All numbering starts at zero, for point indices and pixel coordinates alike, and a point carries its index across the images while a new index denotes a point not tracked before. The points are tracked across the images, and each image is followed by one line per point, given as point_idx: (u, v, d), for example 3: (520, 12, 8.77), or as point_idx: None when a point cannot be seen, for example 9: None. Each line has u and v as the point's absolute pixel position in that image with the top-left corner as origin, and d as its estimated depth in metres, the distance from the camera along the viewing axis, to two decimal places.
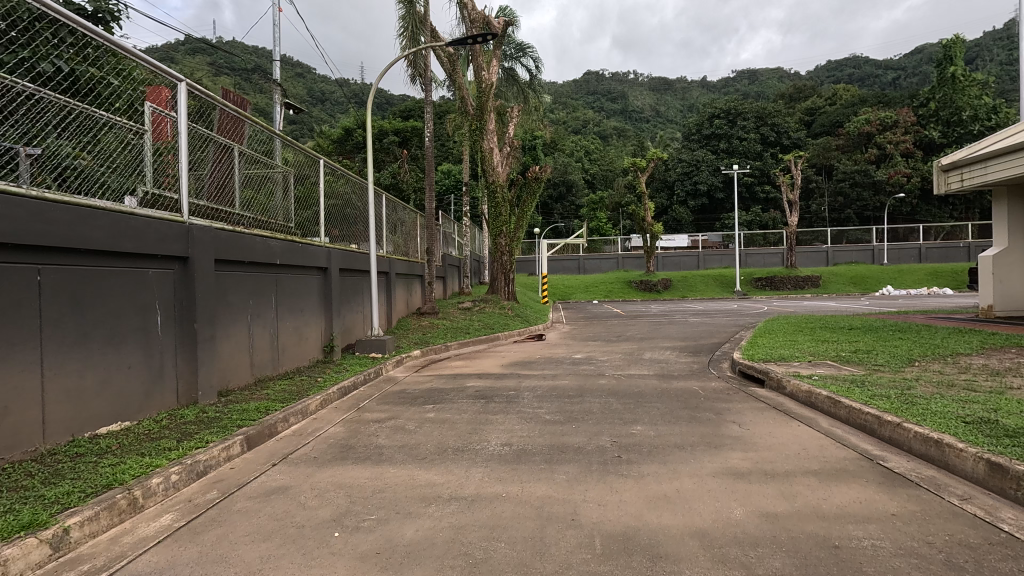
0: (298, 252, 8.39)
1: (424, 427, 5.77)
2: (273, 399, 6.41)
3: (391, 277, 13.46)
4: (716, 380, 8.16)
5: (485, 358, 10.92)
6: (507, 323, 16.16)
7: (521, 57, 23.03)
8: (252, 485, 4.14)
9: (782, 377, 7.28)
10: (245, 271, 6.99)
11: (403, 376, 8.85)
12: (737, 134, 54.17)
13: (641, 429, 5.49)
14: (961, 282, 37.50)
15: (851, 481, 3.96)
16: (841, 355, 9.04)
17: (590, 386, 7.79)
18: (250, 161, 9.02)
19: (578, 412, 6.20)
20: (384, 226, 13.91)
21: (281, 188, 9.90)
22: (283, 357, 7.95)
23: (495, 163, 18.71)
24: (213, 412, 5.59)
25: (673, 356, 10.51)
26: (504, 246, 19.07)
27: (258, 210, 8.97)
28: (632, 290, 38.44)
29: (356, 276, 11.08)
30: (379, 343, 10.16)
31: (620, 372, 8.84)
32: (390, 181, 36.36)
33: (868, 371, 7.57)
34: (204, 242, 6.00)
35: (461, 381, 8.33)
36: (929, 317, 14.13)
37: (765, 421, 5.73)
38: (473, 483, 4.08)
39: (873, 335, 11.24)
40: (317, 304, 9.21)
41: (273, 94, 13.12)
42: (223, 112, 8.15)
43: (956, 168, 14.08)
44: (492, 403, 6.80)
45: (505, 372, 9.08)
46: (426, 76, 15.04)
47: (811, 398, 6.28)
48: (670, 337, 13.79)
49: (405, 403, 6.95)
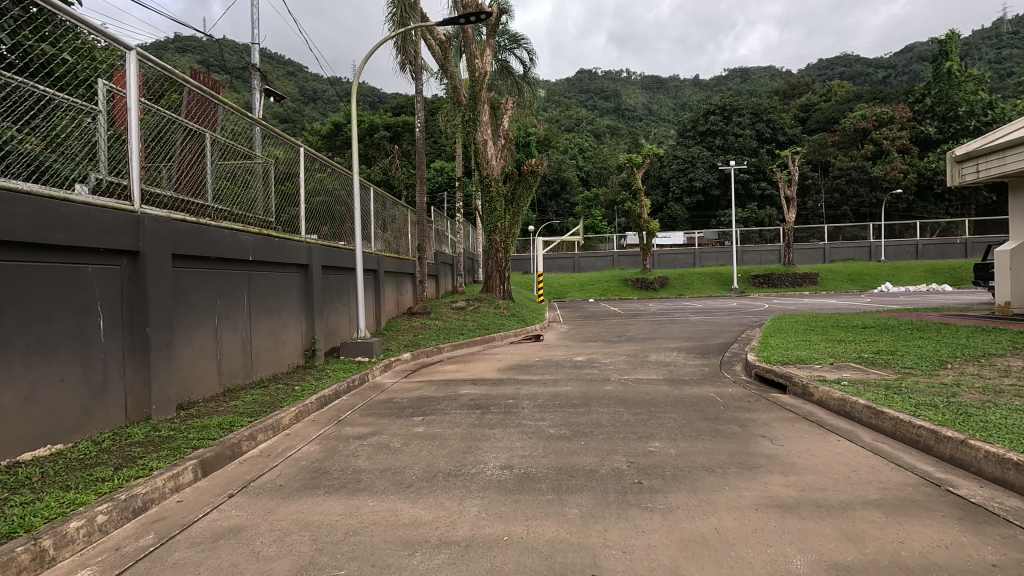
0: (275, 248, 7.67)
1: (411, 444, 5.05)
2: (241, 412, 5.65)
3: (381, 275, 12.72)
4: (732, 385, 7.49)
5: (480, 361, 10.20)
6: (502, 324, 15.42)
7: (515, 48, 22.31)
8: (199, 524, 3.42)
9: (806, 382, 6.63)
10: (210, 267, 6.23)
11: (390, 383, 8.11)
12: (733, 131, 53.63)
13: (660, 446, 4.78)
14: (960, 278, 37.10)
15: (924, 515, 3.29)
16: (864, 357, 8.38)
17: (595, 393, 7.08)
18: (225, 149, 8.21)
19: (586, 425, 5.51)
20: (372, 221, 13.13)
21: (261, 181, 9.11)
22: (258, 361, 7.24)
23: (489, 156, 17.97)
24: (167, 430, 4.85)
25: (680, 358, 9.83)
26: (499, 243, 18.30)
27: (234, 204, 8.19)
28: (628, 288, 37.84)
29: (341, 274, 10.32)
30: (366, 347, 9.41)
31: (626, 377, 8.13)
32: (381, 177, 35.58)
33: (900, 375, 6.92)
34: (159, 235, 5.26)
35: (454, 389, 7.61)
36: (943, 315, 13.54)
37: (799, 434, 5.05)
38: (467, 521, 3.37)
39: (891, 334, 10.61)
40: (297, 304, 8.47)
41: (253, 79, 12.29)
42: (193, 95, 7.39)
43: (971, 159, 13.45)
44: (488, 413, 6.08)
45: (503, 377, 8.36)
46: (418, 64, 14.22)
47: (846, 406, 5.63)
48: (673, 337, 13.12)
49: (392, 415, 6.23)
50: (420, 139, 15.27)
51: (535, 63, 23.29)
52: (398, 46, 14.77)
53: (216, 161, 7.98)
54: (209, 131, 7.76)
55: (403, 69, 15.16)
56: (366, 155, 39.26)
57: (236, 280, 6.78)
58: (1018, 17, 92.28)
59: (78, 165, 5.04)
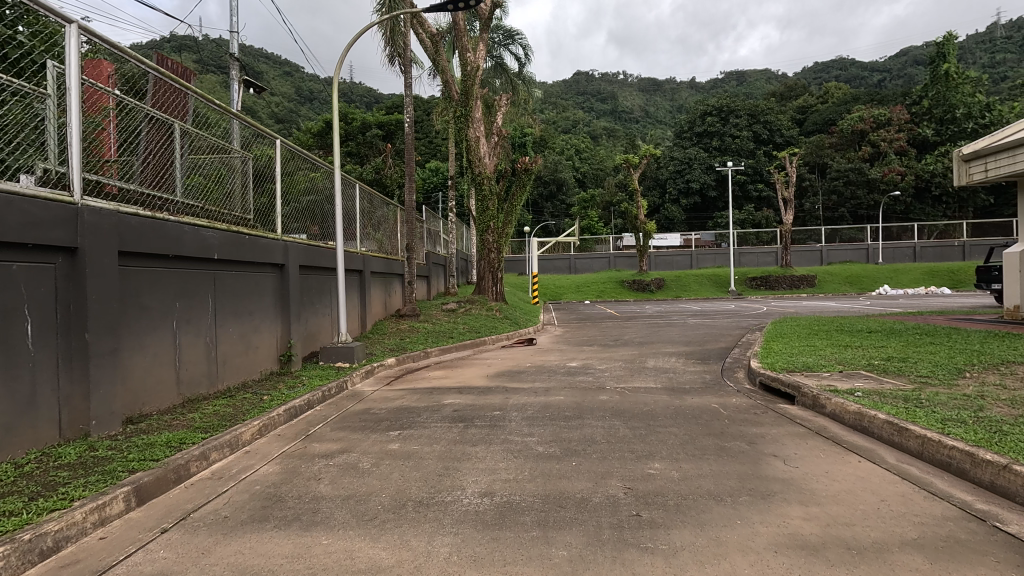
0: (246, 245, 7.13)
1: (382, 465, 4.50)
2: (197, 426, 5.09)
3: (366, 275, 12.19)
4: (736, 394, 6.99)
5: (469, 367, 9.66)
6: (495, 327, 14.88)
7: (510, 44, 21.86)
8: (117, 570, 2.88)
9: (816, 392, 6.13)
10: (167, 267, 5.70)
11: (370, 391, 7.55)
12: (730, 132, 53.34)
13: (660, 467, 4.27)
14: (959, 281, 36.82)
15: (975, 560, 2.78)
16: (875, 364, 7.90)
17: (588, 404, 6.56)
18: (198, 140, 7.63)
19: (580, 440, 5.02)
20: (359, 219, 12.54)
21: (240, 176, 8.52)
22: (225, 368, 6.69)
23: (482, 153, 17.43)
24: (107, 448, 4.30)
25: (679, 364, 9.32)
26: (492, 243, 17.80)
27: (207, 200, 7.62)
28: (624, 290, 37.37)
29: (322, 274, 9.76)
30: (347, 351, 8.87)
31: (622, 386, 7.60)
32: (373, 176, 35.00)
33: (918, 386, 6.42)
34: (101, 229, 4.72)
35: (437, 398, 7.08)
36: (950, 319, 13.12)
37: (815, 454, 4.53)
38: (435, 566, 2.86)
39: (900, 339, 10.14)
40: (271, 307, 7.92)
41: (231, 69, 11.74)
42: (159, 82, 6.82)
43: (979, 158, 12.99)
44: (471, 427, 5.55)
45: (491, 385, 7.81)
46: (407, 57, 13.69)
47: (863, 421, 5.13)
48: (671, 341, 12.61)
49: (366, 429, 5.67)
50: (409, 136, 14.66)
51: (529, 61, 22.91)
52: (386, 38, 14.24)
53: (187, 153, 7.39)
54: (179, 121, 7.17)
55: (392, 62, 14.63)
56: (359, 154, 38.69)
57: (199, 280, 6.25)
58: (1012, 22, 92.77)
59: (24, 154, 4.49)
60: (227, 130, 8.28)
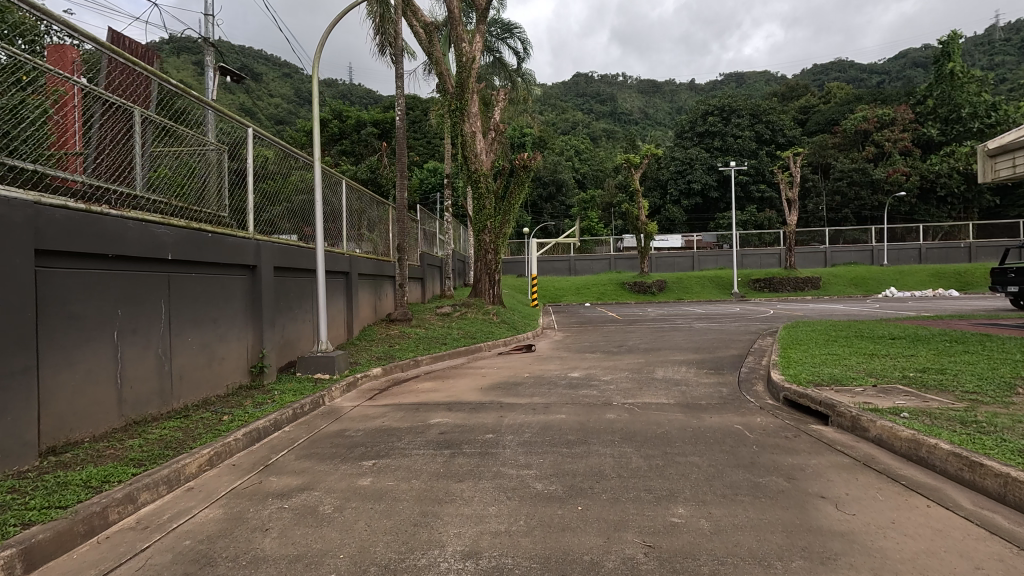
0: (208, 246, 6.35)
1: (347, 510, 3.69)
2: (134, 457, 4.30)
3: (354, 278, 11.40)
4: (761, 412, 6.21)
5: (462, 378, 8.85)
6: (492, 332, 14.07)
7: (508, 38, 21.17)
8: None
9: (855, 412, 5.34)
10: (105, 268, 4.93)
11: (349, 408, 6.73)
12: (732, 132, 52.60)
13: (686, 515, 3.49)
14: (966, 283, 36.07)
15: None
16: (911, 377, 7.09)
17: (594, 424, 5.76)
18: (166, 130, 6.84)
19: (588, 476, 4.21)
20: (346, 219, 11.72)
21: (215, 171, 7.71)
22: (181, 385, 5.89)
23: (478, 149, 16.64)
24: (7, 493, 3.51)
25: (691, 376, 8.50)
26: (489, 243, 16.97)
27: (176, 195, 6.83)
28: (625, 292, 36.57)
29: (301, 276, 8.93)
30: (327, 361, 8.08)
31: (631, 402, 6.78)
32: (368, 175, 34.19)
33: (971, 404, 5.63)
34: (12, 222, 3.96)
35: (423, 417, 6.26)
36: (974, 324, 12.37)
37: (872, 497, 3.73)
38: None
39: (930, 347, 9.33)
40: (240, 314, 7.11)
41: (205, 56, 10.93)
42: (113, 62, 5.99)
43: (1006, 153, 12.12)
44: (459, 457, 4.75)
45: (484, 400, 7.02)
46: (398, 46, 12.92)
47: (923, 452, 4.33)
48: (679, 348, 11.80)
49: (336, 457, 4.86)
50: (400, 130, 13.85)
51: (527, 56, 22.18)
52: (375, 26, 13.45)
53: (152, 145, 6.60)
54: (140, 108, 6.36)
55: (382, 51, 13.88)
56: (353, 152, 37.97)
57: (149, 284, 5.46)
58: (1008, 24, 92.82)
59: None
60: (201, 122, 7.48)
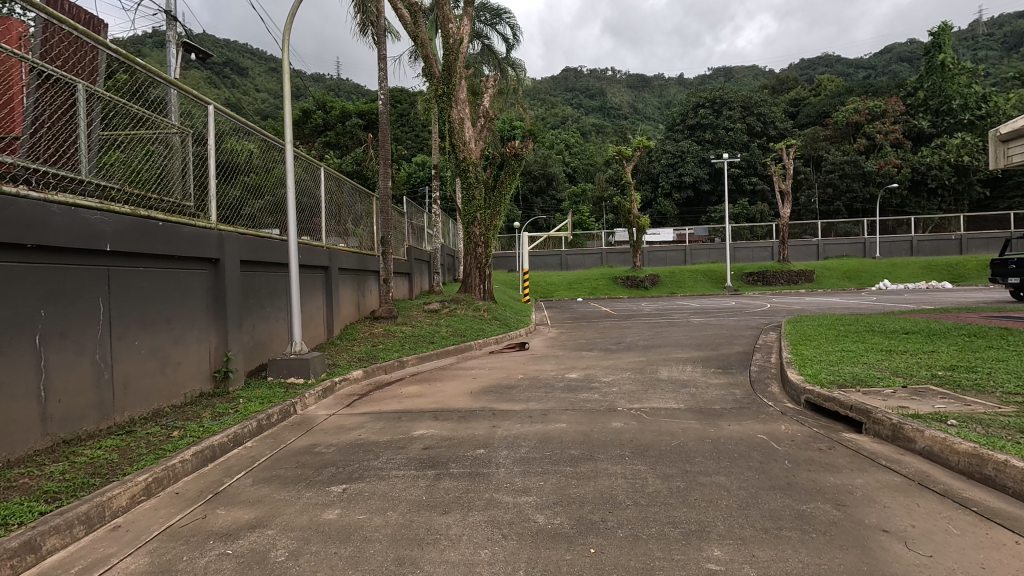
0: (157, 236, 5.58)
1: (304, 556, 2.98)
2: (49, 489, 3.56)
3: (334, 273, 10.64)
4: (785, 419, 5.55)
5: (451, 380, 8.13)
6: (483, 330, 13.34)
7: (497, 23, 20.35)
8: None
9: (896, 419, 4.69)
10: (23, 261, 4.19)
11: (322, 419, 5.98)
12: (723, 124, 52.06)
13: (722, 558, 2.84)
14: (959, 275, 35.91)
15: None
16: (942, 377, 6.47)
17: (599, 436, 5.08)
18: (120, 110, 5.99)
19: (599, 505, 3.53)
20: (326, 209, 10.92)
21: (179, 157, 6.86)
22: (125, 395, 5.13)
23: (467, 137, 15.84)
24: None
25: (698, 377, 7.82)
26: (479, 236, 16.22)
27: (130, 180, 5.99)
28: (617, 287, 35.98)
29: (274, 270, 8.14)
30: (300, 364, 7.33)
31: (638, 408, 6.10)
32: (353, 168, 33.14)
33: (1021, 409, 4.99)
34: None
35: (405, 428, 5.53)
36: (986, 316, 11.85)
37: (945, 531, 3.07)
38: None
39: (949, 342, 8.73)
40: (200, 312, 6.34)
41: (168, 32, 10.03)
42: (48, 27, 5.13)
43: (1019, 138, 11.54)
44: (444, 480, 4.06)
45: (475, 408, 6.32)
46: (380, 25, 12.07)
47: (996, 474, 3.65)
48: (681, 345, 11.15)
49: (302, 480, 4.14)
50: (382, 117, 13.05)
51: (518, 43, 21.39)
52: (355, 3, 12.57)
53: (103, 127, 5.76)
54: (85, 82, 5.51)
55: (364, 31, 13.03)
56: (338, 144, 36.87)
57: (82, 279, 4.72)
58: (992, 19, 93.52)
59: None
60: (165, 105, 6.66)
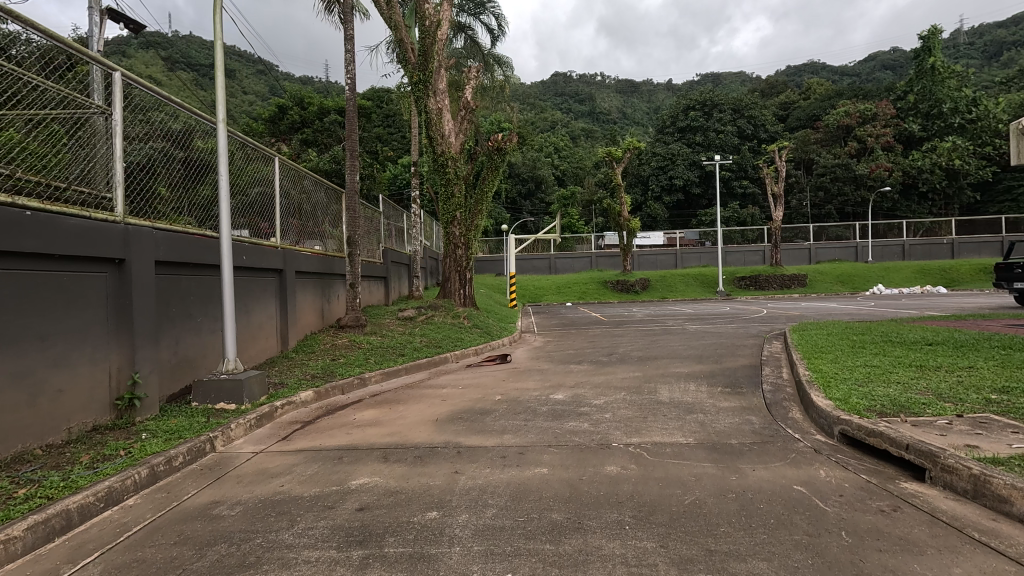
0: (25, 230, 4.38)
1: None
2: None
3: (290, 277, 9.37)
4: (823, 461, 4.41)
5: (416, 403, 6.93)
6: (462, 339, 12.15)
7: (480, 13, 19.21)
8: None
9: (979, 468, 3.59)
10: None
11: (242, 461, 4.74)
12: (714, 127, 51.35)
13: None
14: (953, 279, 35.21)
15: None
16: (999, 403, 5.39)
17: (590, 488, 3.90)
18: (17, 83, 4.64)
19: None
20: (285, 205, 9.60)
21: (103, 144, 5.53)
22: None
23: (446, 129, 14.64)
24: None
25: (704, 399, 6.67)
26: (458, 237, 15.07)
27: (30, 171, 4.69)
28: (607, 291, 34.95)
29: (207, 274, 6.89)
30: (232, 387, 6.11)
31: (637, 444, 4.94)
32: (332, 167, 31.81)
33: None
34: None
35: (343, 475, 4.33)
36: (1008, 325, 10.80)
37: None
38: None
39: (985, 357, 7.66)
40: (96, 326, 5.10)
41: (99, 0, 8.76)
42: None
43: None
44: (373, 570, 2.87)
45: (436, 443, 5.13)
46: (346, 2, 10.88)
47: None
48: (679, 358, 10.03)
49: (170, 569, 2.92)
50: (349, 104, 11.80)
51: (502, 35, 20.26)
52: None
53: None
54: None
55: (330, 10, 11.82)
56: (316, 142, 35.64)
57: None
58: (973, 29, 94.42)
59: None
60: (84, 80, 5.33)
